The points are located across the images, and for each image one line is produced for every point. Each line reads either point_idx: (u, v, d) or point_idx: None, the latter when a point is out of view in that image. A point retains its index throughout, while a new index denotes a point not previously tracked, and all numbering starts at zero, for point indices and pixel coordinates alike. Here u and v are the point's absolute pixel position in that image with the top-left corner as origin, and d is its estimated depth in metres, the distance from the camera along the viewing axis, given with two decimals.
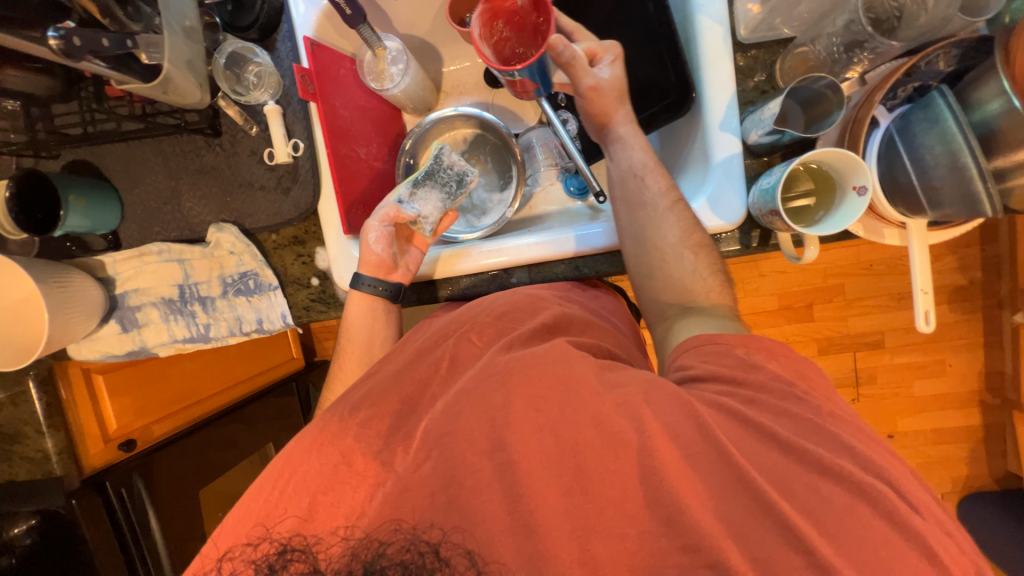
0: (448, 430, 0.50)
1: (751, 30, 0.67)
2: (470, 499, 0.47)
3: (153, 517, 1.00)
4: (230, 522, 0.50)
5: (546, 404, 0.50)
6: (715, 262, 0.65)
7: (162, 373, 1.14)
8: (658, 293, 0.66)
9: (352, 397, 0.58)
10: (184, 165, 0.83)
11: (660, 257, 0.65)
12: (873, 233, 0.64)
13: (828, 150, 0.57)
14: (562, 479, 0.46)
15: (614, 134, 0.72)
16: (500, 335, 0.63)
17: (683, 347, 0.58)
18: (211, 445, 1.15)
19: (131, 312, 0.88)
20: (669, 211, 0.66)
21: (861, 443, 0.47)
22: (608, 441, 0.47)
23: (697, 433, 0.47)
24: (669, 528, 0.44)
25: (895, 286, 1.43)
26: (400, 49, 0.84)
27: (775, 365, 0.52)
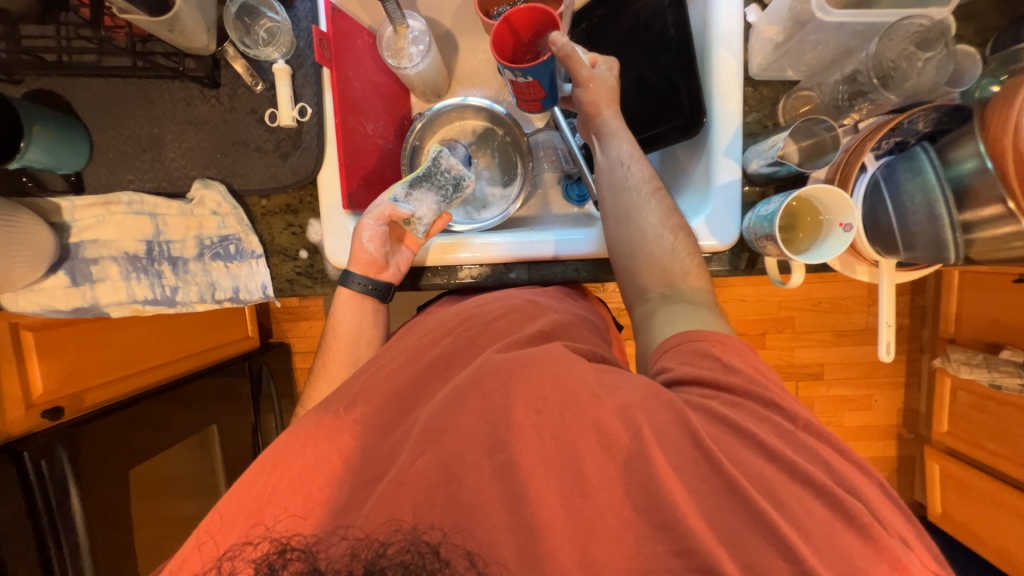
0: (447, 426, 0.49)
1: (763, 67, 0.73)
2: (470, 498, 0.45)
3: (74, 495, 0.89)
4: (222, 515, 0.47)
5: (546, 405, 0.49)
6: (691, 242, 0.66)
7: (105, 338, 1.04)
8: (643, 275, 0.65)
9: (346, 392, 0.56)
10: (172, 113, 0.77)
11: (641, 237, 0.66)
12: (847, 268, 0.71)
13: (821, 186, 0.62)
14: (563, 484, 0.46)
15: (603, 127, 0.74)
16: (499, 334, 0.62)
17: (663, 346, 0.58)
18: (143, 425, 1.04)
19: (85, 264, 0.79)
20: (650, 196, 0.68)
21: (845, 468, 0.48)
22: (607, 447, 0.47)
23: (694, 448, 0.47)
24: (665, 532, 0.44)
25: (838, 324, 1.57)
26: (423, 30, 0.81)
27: (745, 368, 0.53)
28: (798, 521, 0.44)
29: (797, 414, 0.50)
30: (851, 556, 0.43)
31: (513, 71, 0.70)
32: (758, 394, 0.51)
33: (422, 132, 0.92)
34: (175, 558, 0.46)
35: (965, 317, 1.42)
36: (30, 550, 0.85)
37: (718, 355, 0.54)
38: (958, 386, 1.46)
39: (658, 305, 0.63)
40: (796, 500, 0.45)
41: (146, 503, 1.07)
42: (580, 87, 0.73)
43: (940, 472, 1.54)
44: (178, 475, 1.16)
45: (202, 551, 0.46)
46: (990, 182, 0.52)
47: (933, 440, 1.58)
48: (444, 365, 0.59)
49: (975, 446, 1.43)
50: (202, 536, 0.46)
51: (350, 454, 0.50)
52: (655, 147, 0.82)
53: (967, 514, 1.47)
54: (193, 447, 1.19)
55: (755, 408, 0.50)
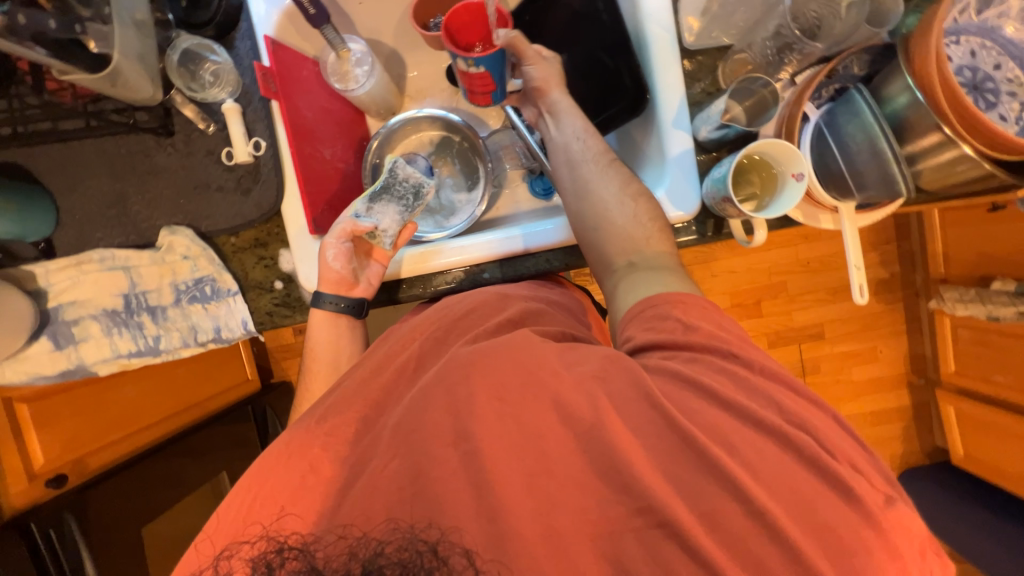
0: (415, 426, 0.49)
1: (695, 37, 0.74)
2: (440, 489, 0.45)
3: (88, 557, 0.88)
4: (206, 541, 0.47)
5: (507, 392, 0.49)
6: (652, 205, 0.67)
7: (100, 401, 1.03)
8: (608, 245, 0.66)
9: (321, 407, 0.56)
10: (131, 166, 0.79)
11: (603, 208, 0.67)
12: (811, 219, 0.69)
13: (768, 141, 0.63)
14: (527, 464, 0.46)
15: (554, 108, 0.76)
16: (470, 329, 0.62)
17: (628, 315, 0.58)
18: (150, 483, 1.04)
19: (67, 326, 0.80)
20: (606, 167, 0.69)
21: (807, 412, 0.48)
22: (567, 421, 0.47)
23: (651, 411, 0.47)
24: (625, 493, 0.44)
25: (830, 281, 1.57)
26: (365, 51, 0.84)
27: (705, 324, 0.53)
28: (755, 466, 0.44)
29: (753, 365, 0.50)
30: (803, 492, 0.44)
31: (465, 59, 0.70)
32: (718, 346, 0.51)
33: (379, 150, 0.93)
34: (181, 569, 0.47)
35: (952, 255, 1.42)
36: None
37: (680, 317, 0.54)
38: (958, 324, 1.45)
39: (625, 274, 0.63)
40: (756, 447, 0.45)
41: (160, 563, 1.05)
42: (530, 64, 0.76)
43: (955, 413, 1.53)
44: (192, 529, 1.14)
45: (199, 551, 0.47)
46: (925, 113, 0.53)
47: (944, 382, 1.57)
48: (417, 369, 0.59)
49: (985, 381, 1.42)
50: (199, 539, 0.47)
51: (330, 471, 0.50)
52: (609, 130, 0.83)
53: (987, 452, 1.45)
54: (206, 497, 1.19)
55: (713, 361, 0.51)
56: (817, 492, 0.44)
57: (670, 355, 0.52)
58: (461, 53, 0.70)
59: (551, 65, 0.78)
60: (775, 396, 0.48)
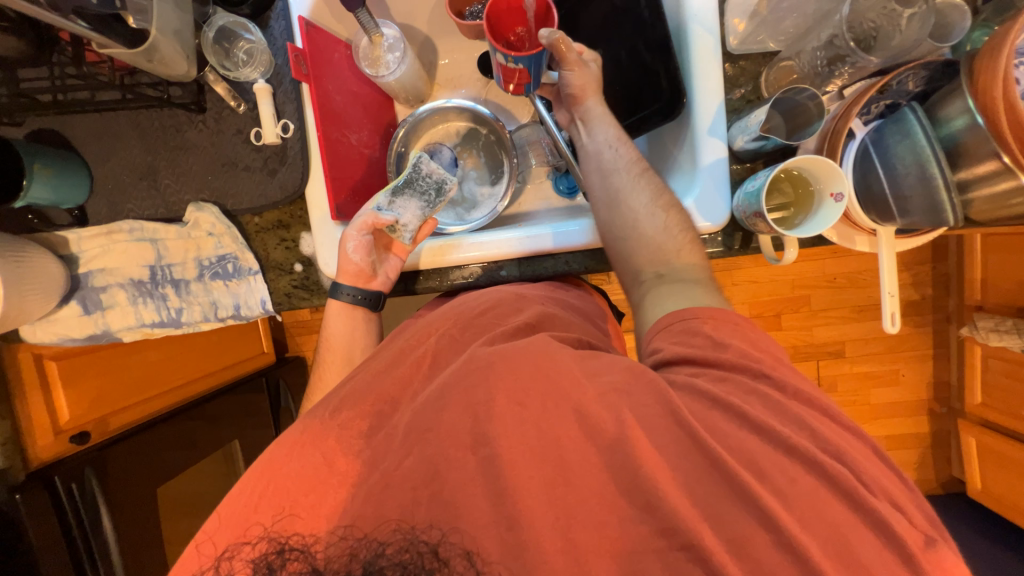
0: (431, 425, 0.49)
1: (740, 40, 0.71)
2: (454, 495, 0.45)
3: (106, 514, 0.93)
4: (218, 522, 0.48)
5: (528, 398, 0.48)
6: (683, 217, 0.65)
7: (122, 363, 1.07)
8: (636, 255, 0.64)
9: (336, 397, 0.56)
10: (163, 141, 0.80)
11: (632, 218, 0.65)
12: (845, 240, 0.67)
13: (807, 157, 0.61)
14: (546, 473, 0.45)
15: (588, 114, 0.75)
16: (486, 328, 0.62)
17: (655, 328, 0.57)
18: (165, 445, 1.07)
19: (95, 293, 0.83)
20: (639, 176, 0.68)
21: (845, 443, 0.46)
22: (588, 433, 0.47)
23: (676, 429, 0.46)
24: (647, 511, 0.44)
25: (856, 299, 1.52)
26: (397, 37, 0.82)
27: (737, 342, 0.52)
28: (789, 497, 0.43)
29: (784, 390, 0.49)
30: (838, 526, 0.43)
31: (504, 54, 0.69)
32: (751, 365, 0.50)
33: (405, 139, 0.92)
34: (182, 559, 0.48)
35: (991, 282, 1.35)
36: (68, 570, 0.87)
37: (711, 333, 0.53)
38: (989, 354, 1.39)
39: (654, 284, 0.61)
40: (785, 476, 0.44)
41: (176, 523, 1.12)
42: (569, 70, 0.74)
43: (977, 445, 1.47)
44: (203, 492, 1.21)
45: (200, 551, 0.47)
46: (983, 138, 0.50)
47: (968, 413, 1.52)
48: (433, 363, 0.60)
49: (1011, 415, 1.36)
50: (200, 537, 0.48)
51: (341, 463, 0.50)
52: (640, 133, 0.81)
53: (1008, 489, 1.39)
54: (218, 464, 1.25)
55: (742, 380, 0.50)
56: (848, 525, 0.43)
57: (701, 371, 0.51)
58: (500, 49, 0.68)
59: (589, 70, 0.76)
60: (808, 423, 0.47)
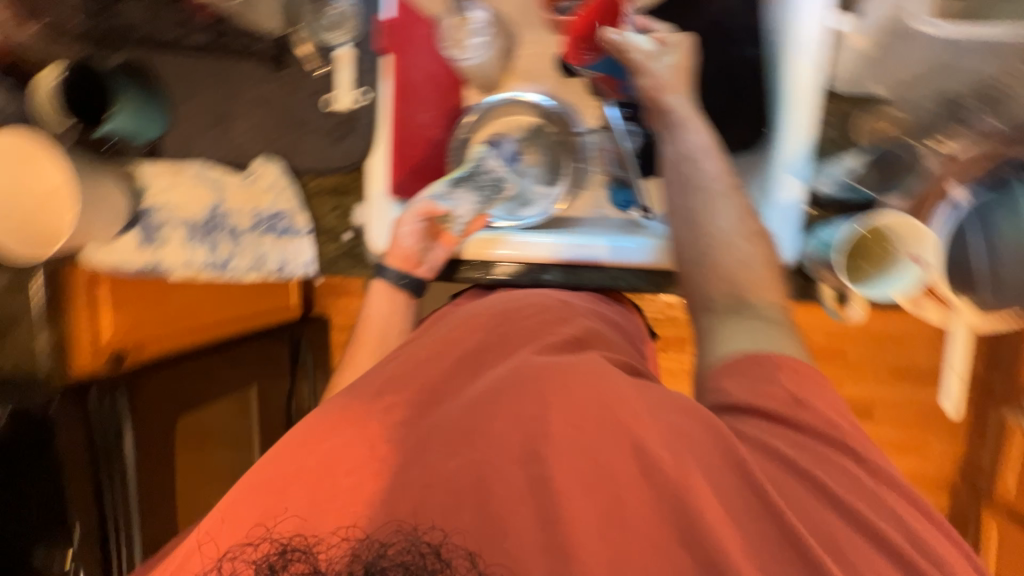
0: (479, 429, 0.49)
1: (843, 81, 0.69)
2: (502, 510, 0.45)
3: (130, 431, 1.01)
4: (244, 491, 0.50)
5: (585, 421, 0.47)
6: (766, 250, 0.60)
7: (163, 292, 1.08)
8: (709, 285, 0.59)
9: (378, 380, 0.56)
10: (240, 91, 0.82)
11: (710, 244, 0.59)
12: (915, 306, 0.60)
13: (897, 214, 0.57)
14: (601, 505, 0.45)
15: (670, 113, 0.65)
16: (533, 334, 0.61)
17: (724, 364, 0.53)
18: (189, 372, 1.14)
19: (155, 224, 0.83)
20: (723, 196, 0.61)
21: (912, 520, 0.45)
22: (648, 472, 0.46)
23: (744, 489, 0.45)
24: (705, 565, 0.43)
25: (895, 359, 1.44)
26: (486, 21, 0.82)
27: (819, 404, 0.49)
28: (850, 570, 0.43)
29: (859, 459, 0.47)
30: None
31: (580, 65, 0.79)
32: (830, 434, 0.48)
33: (471, 124, 0.88)
34: (186, 558, 0.49)
35: None
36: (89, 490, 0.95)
37: (788, 386, 0.50)
38: None
39: (724, 317, 0.57)
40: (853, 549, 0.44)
41: (189, 449, 1.18)
42: (642, 75, 0.66)
43: None
44: (218, 428, 1.23)
45: (204, 552, 0.49)
46: None
47: None
48: (477, 360, 0.59)
49: None
50: (203, 540, 0.49)
51: (375, 454, 0.49)
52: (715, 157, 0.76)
53: None
54: (235, 404, 1.27)
55: (819, 449, 0.48)
56: None
57: (772, 426, 0.49)
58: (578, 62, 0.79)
59: (669, 63, 0.66)
60: (883, 498, 0.46)
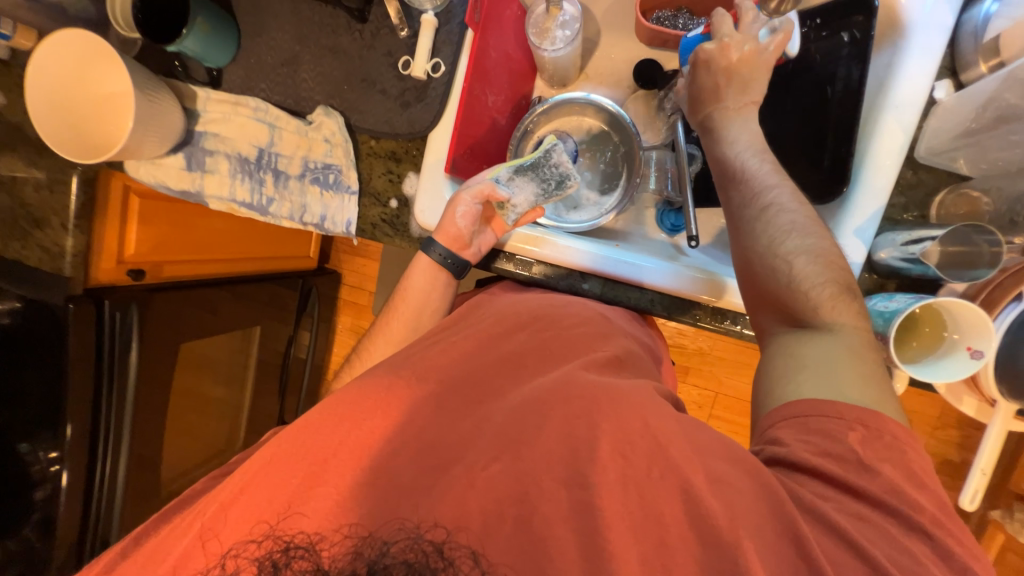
0: (524, 439, 0.49)
1: (931, 150, 0.65)
2: (542, 528, 0.45)
3: (134, 346, 0.94)
4: (275, 451, 0.50)
5: (633, 453, 0.47)
6: (838, 266, 0.56)
7: (193, 220, 1.13)
8: (768, 302, 0.57)
9: (410, 364, 0.57)
10: (317, 37, 0.80)
11: (767, 256, 0.57)
12: (952, 394, 0.63)
13: (954, 300, 0.56)
14: (644, 546, 0.44)
15: (717, 122, 0.66)
16: (575, 348, 0.60)
17: (782, 412, 0.51)
18: (189, 300, 1.08)
19: (202, 153, 0.84)
20: (782, 205, 0.59)
21: None
22: (695, 519, 0.44)
23: (799, 561, 0.42)
24: None
25: None
26: (576, 16, 0.79)
27: (887, 471, 0.46)
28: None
29: (932, 546, 0.44)
30: None
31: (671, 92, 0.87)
32: (897, 509, 0.45)
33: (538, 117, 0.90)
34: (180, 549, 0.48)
35: None
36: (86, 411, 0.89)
37: (853, 444, 0.47)
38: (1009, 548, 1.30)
39: (787, 342, 0.55)
40: None
41: (186, 380, 1.12)
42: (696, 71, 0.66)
43: None
44: (215, 360, 1.19)
45: (206, 548, 0.47)
46: None
47: None
48: (517, 364, 0.59)
49: None
50: (207, 535, 0.48)
51: (400, 427, 0.51)
52: None
53: None
54: (235, 339, 1.24)
55: (882, 525, 0.44)
56: None
57: (835, 496, 0.46)
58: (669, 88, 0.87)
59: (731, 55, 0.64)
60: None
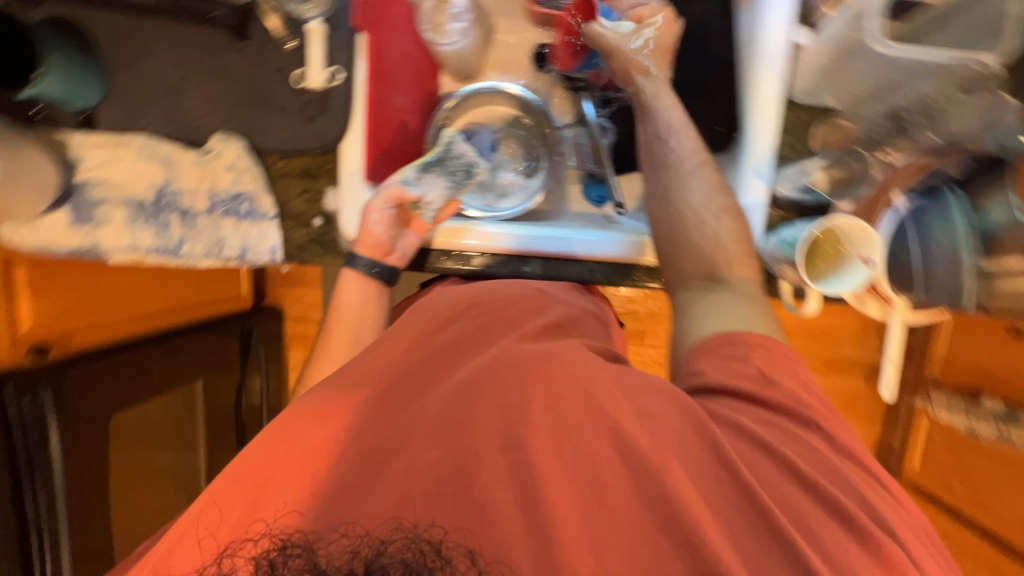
0: (461, 418, 0.49)
1: (803, 89, 0.74)
2: (485, 496, 0.45)
3: (55, 435, 0.86)
4: (227, 484, 0.48)
5: (564, 407, 0.49)
6: (739, 227, 0.63)
7: (100, 280, 1.01)
8: (684, 261, 0.62)
9: (358, 369, 0.56)
10: (198, 60, 0.75)
11: (683, 219, 0.62)
12: (859, 302, 0.67)
13: (847, 219, 0.63)
14: (579, 488, 0.46)
15: (643, 95, 0.69)
16: (511, 325, 0.61)
17: (702, 348, 0.55)
18: (119, 369, 1.00)
19: (89, 204, 0.74)
20: (694, 172, 0.64)
21: (876, 500, 0.47)
22: (626, 456, 0.47)
23: (717, 467, 0.47)
24: (683, 548, 0.44)
25: (828, 352, 1.59)
26: (466, 8, 0.79)
27: (785, 380, 0.52)
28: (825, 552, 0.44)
29: (829, 441, 0.50)
30: None
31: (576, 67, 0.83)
32: (795, 411, 0.51)
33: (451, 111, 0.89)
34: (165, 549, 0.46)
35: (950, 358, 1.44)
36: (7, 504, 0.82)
37: (757, 363, 0.53)
38: (933, 428, 1.50)
39: (699, 295, 0.60)
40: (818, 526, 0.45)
41: (127, 452, 1.03)
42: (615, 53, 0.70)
43: None
44: (156, 425, 1.11)
45: (203, 545, 0.46)
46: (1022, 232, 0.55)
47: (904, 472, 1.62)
48: (457, 352, 0.58)
49: (940, 485, 1.46)
50: (201, 533, 0.46)
51: (351, 439, 0.50)
52: None
53: None
54: (175, 401, 1.15)
55: (786, 426, 0.50)
56: None
57: (749, 410, 0.51)
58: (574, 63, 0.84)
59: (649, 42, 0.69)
60: (843, 473, 0.48)
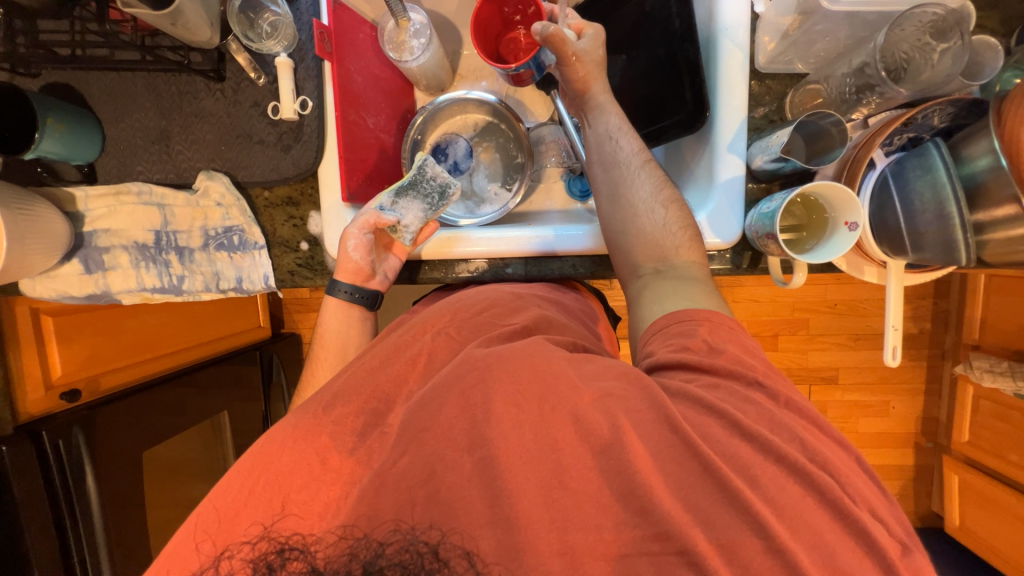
0: (426, 425, 0.50)
1: (769, 59, 0.71)
2: (451, 496, 0.46)
3: (90, 475, 0.90)
4: (212, 512, 0.49)
5: (525, 400, 0.50)
6: (684, 213, 0.66)
7: (121, 324, 1.06)
8: (636, 251, 0.65)
9: (326, 394, 0.57)
10: (179, 106, 0.79)
11: (632, 212, 0.66)
12: (854, 269, 0.70)
13: (826, 183, 0.60)
14: (542, 475, 0.46)
15: (593, 102, 0.73)
16: (483, 328, 0.64)
17: (652, 330, 0.59)
18: (154, 408, 1.04)
19: (98, 252, 0.81)
20: (641, 168, 0.68)
21: (829, 454, 0.48)
22: (586, 439, 0.48)
23: (670, 433, 0.48)
24: (642, 518, 0.45)
25: (854, 327, 1.51)
26: (424, 23, 0.81)
27: (731, 348, 0.54)
28: (780, 508, 0.45)
29: (779, 393, 0.51)
30: (824, 541, 0.44)
31: (505, 68, 0.79)
32: (744, 380, 0.52)
33: (422, 126, 0.92)
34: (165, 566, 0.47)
35: (990, 324, 1.34)
36: (53, 549, 0.86)
37: (704, 341, 0.54)
38: (981, 395, 1.39)
39: (651, 281, 0.63)
40: (777, 492, 0.45)
41: (156, 487, 1.07)
42: (567, 66, 0.72)
43: (959, 482, 1.48)
44: (187, 457, 1.16)
45: (200, 549, 0.47)
46: (1005, 181, 0.48)
47: (954, 450, 1.51)
48: (429, 360, 0.60)
49: (997, 457, 1.36)
50: (199, 537, 0.48)
51: (337, 446, 0.52)
52: (659, 142, 0.81)
53: (987, 529, 1.40)
54: (204, 431, 1.20)
55: (733, 387, 0.52)
56: (832, 536, 0.44)
57: (715, 388, 0.52)
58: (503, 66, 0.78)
59: (593, 54, 0.73)
60: (804, 438, 0.48)
